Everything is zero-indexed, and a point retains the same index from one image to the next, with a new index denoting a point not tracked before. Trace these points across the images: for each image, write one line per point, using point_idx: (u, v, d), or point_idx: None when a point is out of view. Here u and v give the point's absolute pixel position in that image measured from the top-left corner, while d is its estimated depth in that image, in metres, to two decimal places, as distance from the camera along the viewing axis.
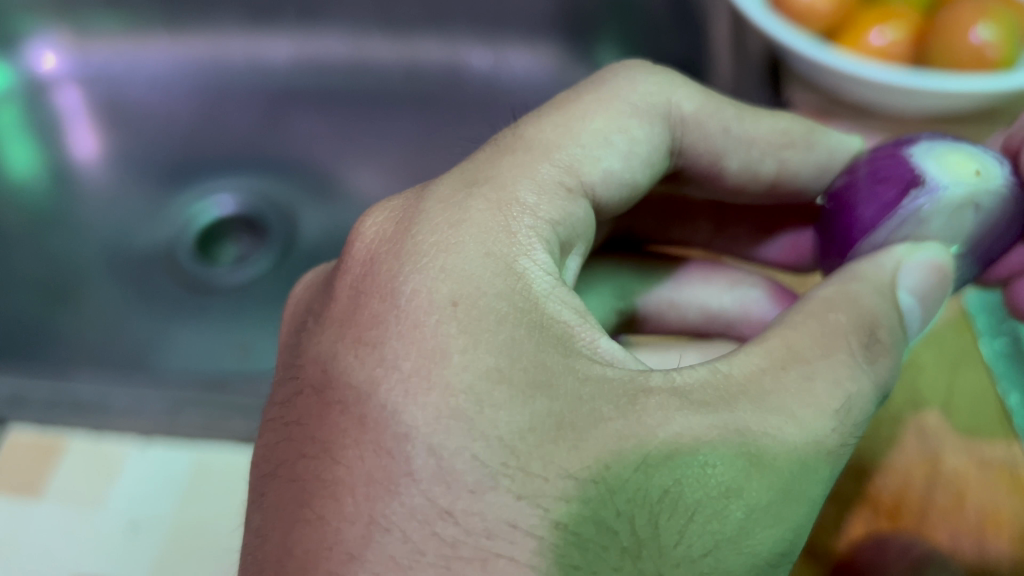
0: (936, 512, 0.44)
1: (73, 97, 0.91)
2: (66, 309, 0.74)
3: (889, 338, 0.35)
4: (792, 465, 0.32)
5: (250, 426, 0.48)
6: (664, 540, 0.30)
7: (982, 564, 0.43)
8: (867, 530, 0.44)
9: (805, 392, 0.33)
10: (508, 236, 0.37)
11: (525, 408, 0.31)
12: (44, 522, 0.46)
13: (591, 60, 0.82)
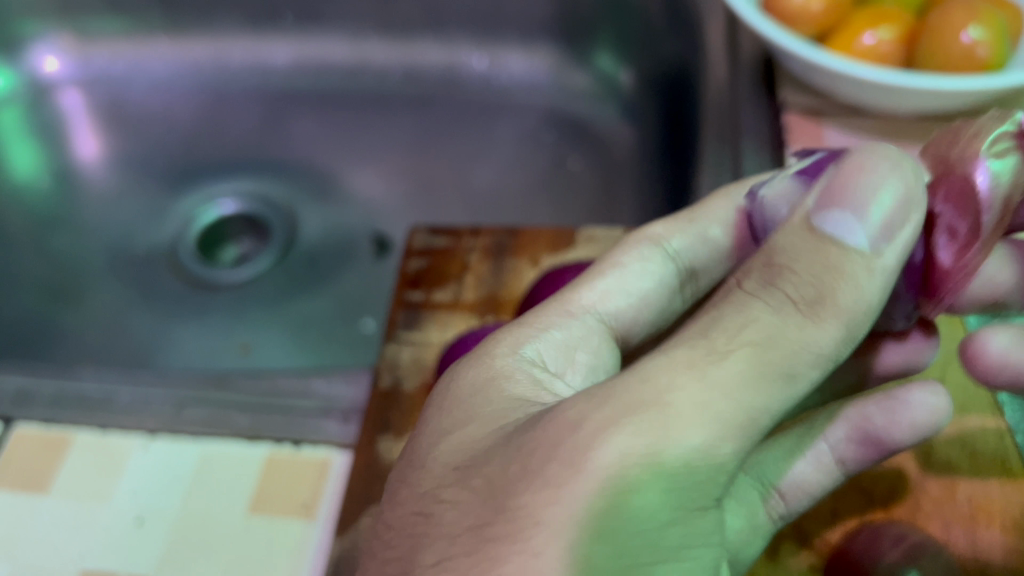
0: (928, 503, 0.45)
1: (74, 100, 0.92)
2: (68, 309, 0.74)
3: (806, 265, 0.30)
4: (696, 445, 0.28)
5: (251, 421, 0.49)
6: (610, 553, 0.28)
7: (976, 552, 0.43)
8: (862, 520, 0.45)
9: (693, 368, 0.29)
10: (492, 351, 0.37)
11: (461, 432, 0.33)
12: (52, 516, 0.46)
13: (587, 63, 0.83)
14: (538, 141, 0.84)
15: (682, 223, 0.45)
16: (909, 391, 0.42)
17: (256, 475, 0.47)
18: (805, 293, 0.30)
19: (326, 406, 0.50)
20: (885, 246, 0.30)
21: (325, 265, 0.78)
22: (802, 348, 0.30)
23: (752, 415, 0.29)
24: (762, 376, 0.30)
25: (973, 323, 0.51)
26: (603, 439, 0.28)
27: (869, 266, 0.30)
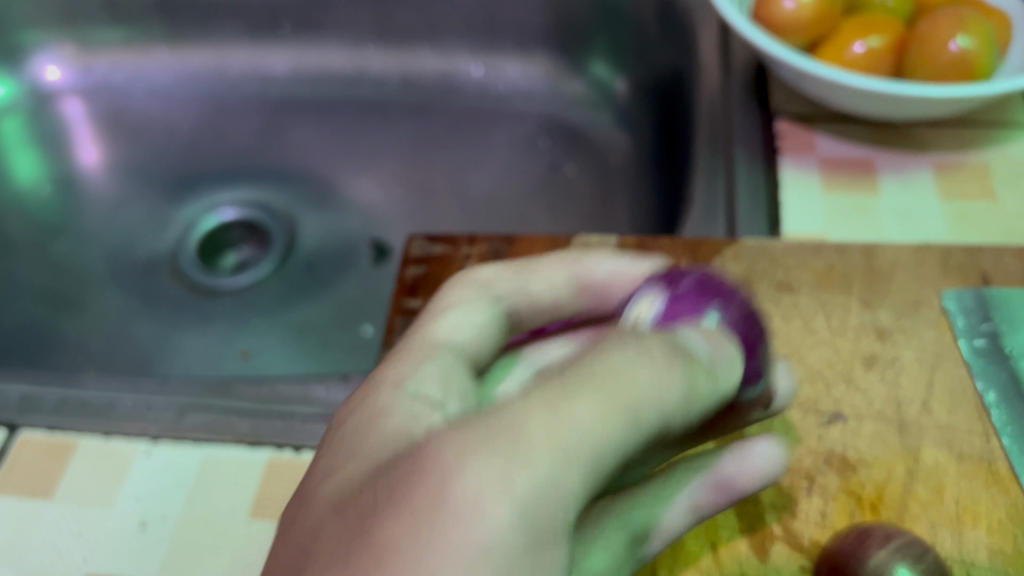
0: (915, 504, 0.42)
1: (76, 108, 0.93)
2: (72, 315, 0.75)
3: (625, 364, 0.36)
4: (555, 473, 0.30)
5: (252, 427, 0.50)
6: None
7: (963, 555, 0.40)
8: (849, 520, 0.42)
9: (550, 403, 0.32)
10: (388, 399, 0.37)
11: (346, 473, 0.34)
12: (54, 520, 0.47)
13: (582, 71, 0.84)
14: (534, 148, 0.85)
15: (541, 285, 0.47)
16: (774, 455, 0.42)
17: (258, 479, 0.47)
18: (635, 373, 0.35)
19: (326, 413, 0.51)
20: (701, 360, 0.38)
21: (323, 271, 0.79)
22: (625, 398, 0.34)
23: (598, 455, 0.32)
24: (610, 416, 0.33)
25: (959, 327, 0.47)
26: (475, 468, 0.30)
27: (708, 369, 0.37)
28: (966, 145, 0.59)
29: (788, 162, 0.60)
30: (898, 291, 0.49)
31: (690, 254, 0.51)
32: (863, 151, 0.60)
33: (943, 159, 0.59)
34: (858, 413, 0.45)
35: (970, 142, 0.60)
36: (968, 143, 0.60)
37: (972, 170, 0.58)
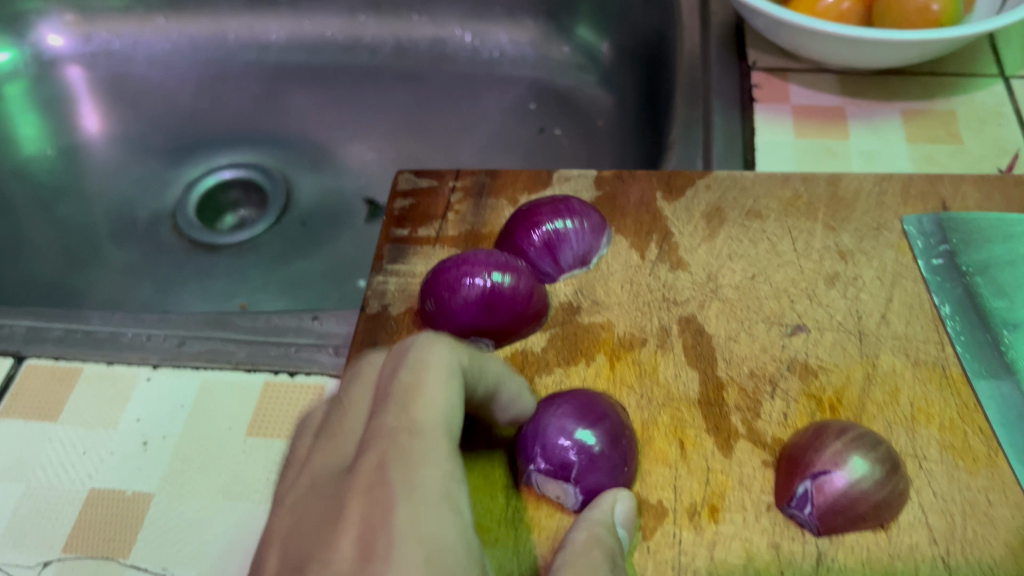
0: (872, 405, 0.44)
1: (78, 75, 0.95)
2: (78, 273, 0.78)
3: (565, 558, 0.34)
4: None
5: (248, 354, 0.52)
6: None
7: (914, 449, 0.42)
8: (810, 419, 0.44)
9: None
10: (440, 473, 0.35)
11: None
12: (61, 440, 0.49)
13: (569, 37, 0.87)
14: (524, 111, 0.87)
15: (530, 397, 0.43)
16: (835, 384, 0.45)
17: (255, 401, 0.50)
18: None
19: (320, 341, 0.53)
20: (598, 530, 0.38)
21: (318, 229, 0.82)
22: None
23: None
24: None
25: (916, 249, 0.49)
26: None
27: None
28: (931, 91, 0.62)
29: (761, 110, 0.63)
30: (862, 214, 0.51)
31: (665, 186, 0.53)
32: (835, 99, 0.63)
33: (910, 107, 0.62)
34: (821, 325, 0.47)
35: (936, 90, 0.62)
36: (934, 91, 0.62)
37: (938, 116, 0.61)
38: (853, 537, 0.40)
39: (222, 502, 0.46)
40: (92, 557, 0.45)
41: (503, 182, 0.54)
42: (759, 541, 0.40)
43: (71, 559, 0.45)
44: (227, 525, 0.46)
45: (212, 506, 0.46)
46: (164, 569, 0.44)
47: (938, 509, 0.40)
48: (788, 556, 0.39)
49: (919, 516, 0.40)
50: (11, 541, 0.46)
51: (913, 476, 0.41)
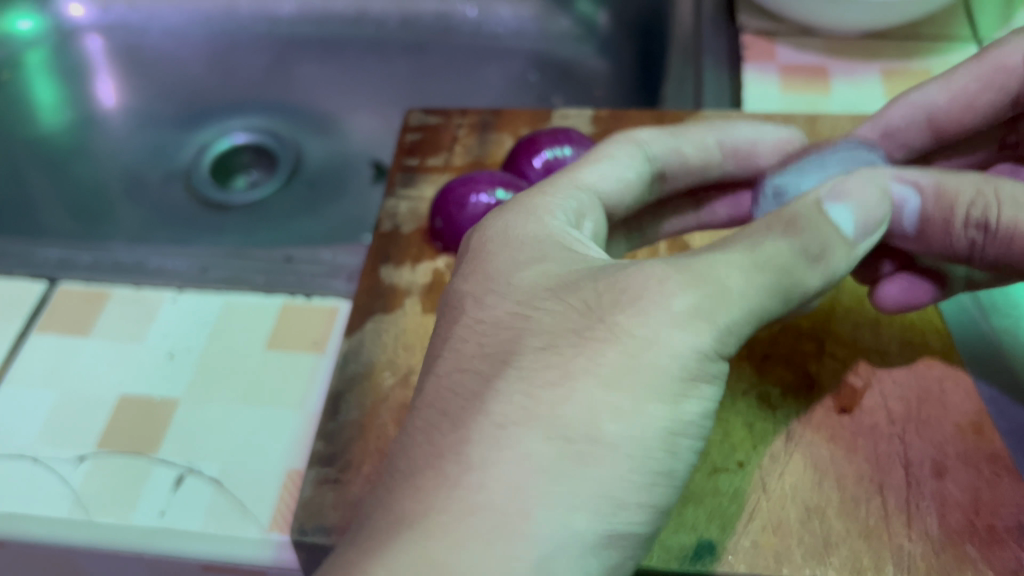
0: (840, 310, 0.50)
1: (96, 44, 0.99)
2: (100, 227, 0.82)
3: (814, 232, 0.37)
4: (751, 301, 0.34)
5: (268, 280, 0.56)
6: (666, 452, 0.32)
7: (875, 344, 0.48)
8: None
9: (740, 263, 0.34)
10: (565, 358, 0.32)
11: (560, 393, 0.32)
12: (93, 353, 0.53)
13: (569, 9, 0.91)
14: (525, 82, 0.91)
15: (666, 135, 0.47)
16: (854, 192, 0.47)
17: (274, 319, 0.54)
18: (812, 248, 0.36)
19: (333, 270, 0.58)
20: (860, 242, 0.39)
21: (325, 189, 0.86)
22: (804, 283, 0.36)
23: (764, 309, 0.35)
24: (779, 293, 0.35)
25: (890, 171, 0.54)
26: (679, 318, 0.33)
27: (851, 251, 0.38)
28: (909, 53, 0.67)
29: (750, 68, 0.67)
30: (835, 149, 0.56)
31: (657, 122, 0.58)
32: (818, 59, 0.67)
33: (889, 67, 0.66)
34: None
35: (914, 51, 0.67)
36: (910, 53, 0.67)
37: (914, 74, 0.65)
38: (821, 417, 0.46)
39: (243, 407, 0.50)
40: (123, 454, 0.49)
41: (506, 120, 0.58)
42: (733, 420, 0.46)
43: (104, 454, 0.49)
44: (248, 426, 0.49)
45: (234, 410, 0.50)
46: (190, 463, 0.48)
47: (898, 396, 0.46)
48: (760, 434, 0.45)
49: (880, 403, 0.46)
50: (47, 440, 0.50)
51: (876, 366, 0.47)
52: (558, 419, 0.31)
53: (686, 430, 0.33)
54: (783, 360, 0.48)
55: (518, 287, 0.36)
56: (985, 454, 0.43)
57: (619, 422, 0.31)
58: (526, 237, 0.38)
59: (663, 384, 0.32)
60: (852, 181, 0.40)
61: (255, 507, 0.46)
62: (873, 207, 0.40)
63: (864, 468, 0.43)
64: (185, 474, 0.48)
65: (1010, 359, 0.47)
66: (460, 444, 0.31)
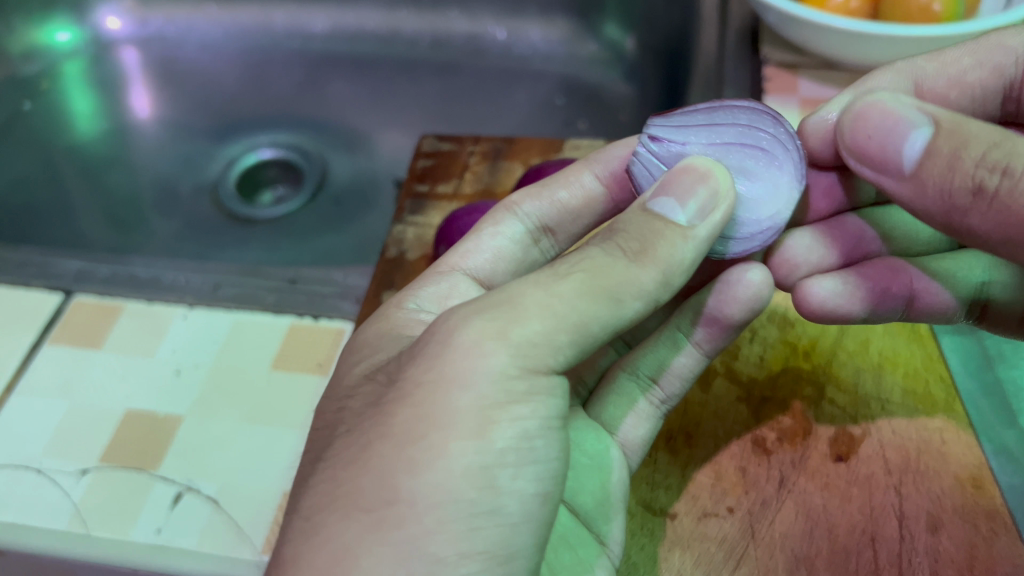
0: (843, 354, 0.50)
1: (132, 56, 1.01)
2: (132, 236, 0.83)
3: (634, 228, 0.37)
4: (553, 321, 0.34)
5: (278, 300, 0.57)
6: (480, 495, 0.32)
7: (876, 392, 0.49)
8: (784, 361, 0.50)
9: (536, 283, 0.35)
10: (386, 421, 0.32)
11: (365, 457, 0.32)
12: (104, 366, 0.54)
13: (596, 34, 0.91)
14: (551, 106, 0.91)
15: (539, 192, 0.51)
16: (767, 168, 0.46)
17: (281, 339, 0.55)
18: (631, 246, 0.36)
19: (343, 291, 0.58)
20: (698, 222, 0.37)
21: (349, 206, 0.86)
22: (630, 281, 0.35)
23: (583, 321, 0.34)
24: (594, 293, 0.34)
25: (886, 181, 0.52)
26: (481, 350, 0.33)
27: (686, 236, 0.36)
28: None
29: (771, 101, 0.67)
30: None
31: None
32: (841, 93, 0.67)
33: None
34: None
35: None
36: None
37: None
38: (816, 464, 0.46)
39: (246, 426, 0.51)
40: (125, 469, 0.49)
41: (517, 147, 0.59)
42: (726, 464, 0.47)
43: (107, 468, 0.49)
44: (250, 446, 0.50)
45: (237, 430, 0.51)
46: (190, 481, 0.49)
47: (896, 445, 0.46)
48: (753, 479, 0.46)
49: (878, 451, 0.46)
50: (53, 451, 0.50)
51: (876, 415, 0.48)
52: (356, 491, 0.32)
53: (503, 459, 0.32)
54: (780, 405, 0.49)
55: (346, 385, 0.39)
56: (982, 509, 0.44)
57: (414, 476, 0.31)
58: (371, 337, 0.41)
59: (464, 422, 0.32)
60: (685, 163, 0.39)
61: (250, 528, 0.47)
62: (696, 184, 0.37)
63: (857, 519, 0.44)
64: (183, 493, 0.48)
65: (1016, 411, 0.46)
66: (332, 508, 0.32)
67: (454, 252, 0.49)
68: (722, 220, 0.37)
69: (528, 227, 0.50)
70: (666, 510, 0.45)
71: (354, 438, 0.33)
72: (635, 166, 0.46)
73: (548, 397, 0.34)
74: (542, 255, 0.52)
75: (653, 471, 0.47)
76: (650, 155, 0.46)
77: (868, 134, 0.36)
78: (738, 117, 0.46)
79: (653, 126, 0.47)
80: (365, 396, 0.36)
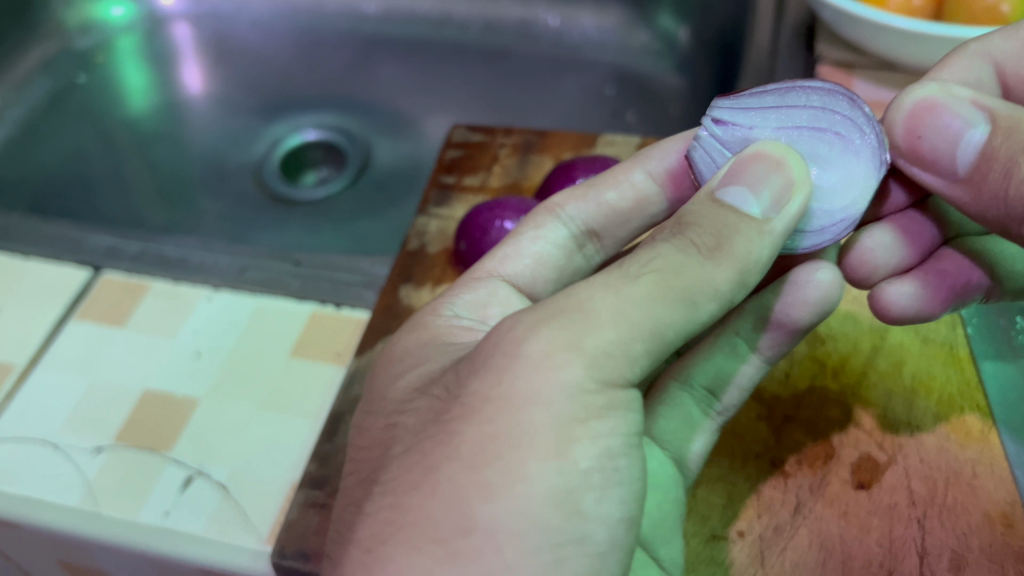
0: (875, 375, 0.49)
1: (184, 32, 1.01)
2: (179, 208, 0.83)
3: (708, 221, 0.34)
4: (628, 327, 0.32)
5: (303, 286, 0.56)
6: (568, 520, 0.31)
7: (907, 415, 0.47)
8: (812, 380, 0.49)
9: (608, 287, 0.33)
10: (435, 444, 0.32)
11: (411, 485, 0.32)
12: (127, 344, 0.54)
13: (650, 23, 0.89)
14: (600, 96, 0.89)
15: (584, 192, 0.50)
16: (842, 154, 0.44)
17: (302, 325, 0.54)
18: (705, 242, 0.34)
19: (369, 282, 0.57)
20: (773, 215, 0.34)
21: (392, 190, 0.85)
22: (706, 281, 0.33)
23: (659, 327, 0.33)
24: (668, 297, 0.33)
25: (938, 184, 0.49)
26: (554, 364, 0.32)
27: (761, 231, 0.34)
28: None
29: None
30: None
31: None
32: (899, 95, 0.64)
33: None
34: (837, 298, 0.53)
35: None
36: None
37: None
38: (836, 491, 0.45)
39: (260, 413, 0.50)
40: (138, 449, 0.49)
41: (546, 143, 0.65)
42: (741, 485, 0.45)
43: (121, 447, 0.49)
44: (263, 433, 0.49)
45: (251, 415, 0.50)
46: (200, 466, 0.48)
47: (923, 476, 0.45)
48: (767, 503, 0.45)
49: (903, 480, 0.45)
50: (69, 427, 0.50)
51: (904, 442, 0.46)
52: (426, 520, 0.31)
53: (587, 482, 0.32)
54: (803, 425, 0.47)
55: (391, 401, 0.39)
56: (1012, 551, 0.42)
57: (492, 503, 0.30)
58: (412, 347, 0.41)
59: (542, 442, 0.31)
60: (754, 149, 0.37)
61: (256, 517, 0.46)
62: (769, 173, 0.35)
63: (875, 552, 0.42)
64: (193, 476, 0.48)
65: None
66: (360, 540, 0.32)
67: (492, 258, 0.49)
68: (799, 210, 0.35)
69: (571, 231, 0.50)
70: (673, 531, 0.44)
71: (416, 461, 0.33)
72: (695, 151, 0.45)
73: (629, 412, 0.33)
74: (585, 260, 0.52)
75: None
76: (713, 138, 0.45)
77: (923, 138, 0.38)
78: (811, 100, 0.45)
79: (716, 109, 0.46)
80: (394, 427, 0.36)
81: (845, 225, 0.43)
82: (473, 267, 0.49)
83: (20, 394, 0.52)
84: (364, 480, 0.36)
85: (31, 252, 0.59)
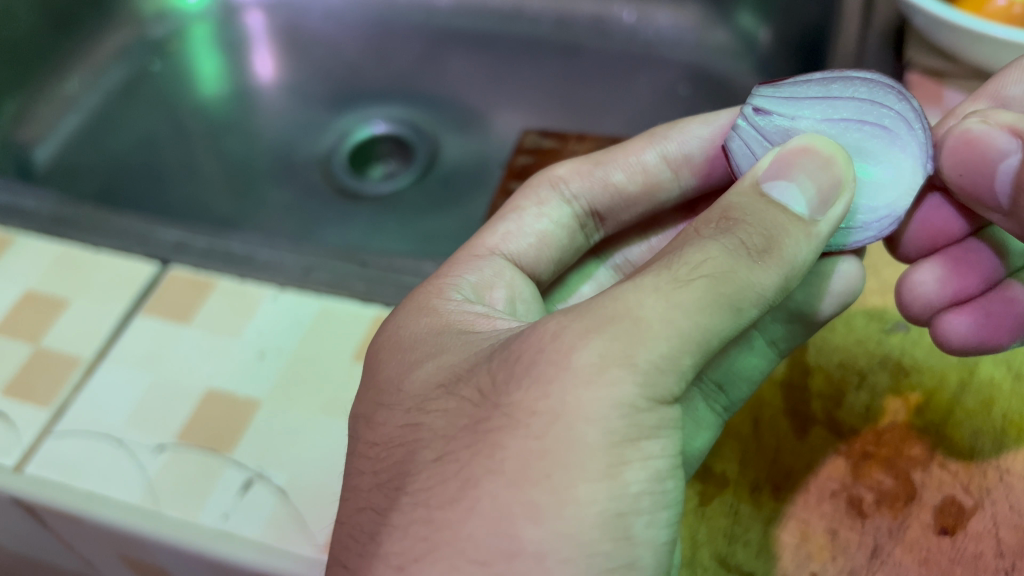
0: (962, 413, 0.47)
1: (257, 20, 1.01)
2: (252, 198, 0.84)
3: (756, 221, 0.35)
4: (678, 340, 0.32)
5: (368, 288, 0.56)
6: (602, 545, 0.31)
7: (997, 456, 0.45)
8: (896, 418, 0.47)
9: (656, 293, 0.33)
10: (484, 460, 0.32)
11: (463, 502, 0.31)
12: (192, 341, 0.54)
13: (730, 21, 0.86)
14: (674, 96, 0.87)
15: (590, 168, 0.51)
16: (889, 147, 0.45)
17: (365, 329, 0.53)
18: (755, 243, 0.34)
19: None
20: (819, 216, 0.36)
21: (458, 188, 0.84)
22: (754, 286, 0.33)
23: (708, 337, 0.33)
24: (716, 304, 0.33)
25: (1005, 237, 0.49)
26: (601, 380, 0.31)
27: (808, 233, 0.35)
28: None
29: None
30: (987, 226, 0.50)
31: None
32: None
33: None
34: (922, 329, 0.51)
35: None
36: None
37: None
38: (915, 535, 0.43)
39: (321, 418, 0.50)
40: (200, 451, 0.49)
41: None
42: (815, 525, 0.44)
43: (182, 450, 0.49)
44: (324, 439, 0.49)
45: (313, 420, 0.50)
46: (260, 468, 0.48)
47: (1012, 525, 0.43)
48: (843, 544, 0.43)
49: (989, 528, 0.43)
50: (134, 425, 0.51)
51: (992, 486, 0.44)
52: (450, 539, 0.31)
53: (638, 505, 0.32)
54: (883, 463, 0.46)
55: (408, 393, 0.38)
56: None
57: (540, 524, 0.30)
58: (423, 335, 0.41)
59: (593, 463, 0.31)
60: (804, 143, 0.38)
61: (315, 526, 0.45)
62: (821, 171, 0.36)
63: None
64: (253, 479, 0.47)
65: None
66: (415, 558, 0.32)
67: (492, 232, 0.49)
68: (842, 213, 0.36)
69: (574, 209, 0.51)
70: (741, 568, 0.43)
71: (450, 471, 0.33)
72: (733, 142, 0.46)
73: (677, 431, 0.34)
74: (586, 240, 0.53)
75: (732, 523, 0.45)
76: (751, 128, 0.46)
77: (962, 172, 0.41)
78: (858, 90, 0.45)
79: (758, 96, 0.46)
80: (457, 411, 0.34)
81: (890, 221, 0.45)
82: (473, 239, 0.50)
83: (88, 389, 0.52)
84: (392, 470, 0.35)
85: (102, 243, 0.60)
